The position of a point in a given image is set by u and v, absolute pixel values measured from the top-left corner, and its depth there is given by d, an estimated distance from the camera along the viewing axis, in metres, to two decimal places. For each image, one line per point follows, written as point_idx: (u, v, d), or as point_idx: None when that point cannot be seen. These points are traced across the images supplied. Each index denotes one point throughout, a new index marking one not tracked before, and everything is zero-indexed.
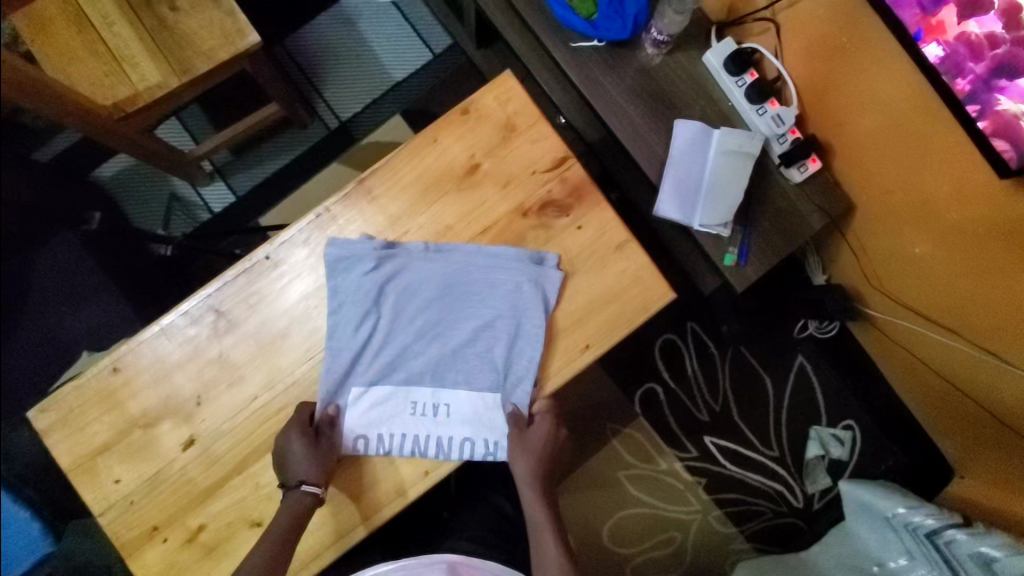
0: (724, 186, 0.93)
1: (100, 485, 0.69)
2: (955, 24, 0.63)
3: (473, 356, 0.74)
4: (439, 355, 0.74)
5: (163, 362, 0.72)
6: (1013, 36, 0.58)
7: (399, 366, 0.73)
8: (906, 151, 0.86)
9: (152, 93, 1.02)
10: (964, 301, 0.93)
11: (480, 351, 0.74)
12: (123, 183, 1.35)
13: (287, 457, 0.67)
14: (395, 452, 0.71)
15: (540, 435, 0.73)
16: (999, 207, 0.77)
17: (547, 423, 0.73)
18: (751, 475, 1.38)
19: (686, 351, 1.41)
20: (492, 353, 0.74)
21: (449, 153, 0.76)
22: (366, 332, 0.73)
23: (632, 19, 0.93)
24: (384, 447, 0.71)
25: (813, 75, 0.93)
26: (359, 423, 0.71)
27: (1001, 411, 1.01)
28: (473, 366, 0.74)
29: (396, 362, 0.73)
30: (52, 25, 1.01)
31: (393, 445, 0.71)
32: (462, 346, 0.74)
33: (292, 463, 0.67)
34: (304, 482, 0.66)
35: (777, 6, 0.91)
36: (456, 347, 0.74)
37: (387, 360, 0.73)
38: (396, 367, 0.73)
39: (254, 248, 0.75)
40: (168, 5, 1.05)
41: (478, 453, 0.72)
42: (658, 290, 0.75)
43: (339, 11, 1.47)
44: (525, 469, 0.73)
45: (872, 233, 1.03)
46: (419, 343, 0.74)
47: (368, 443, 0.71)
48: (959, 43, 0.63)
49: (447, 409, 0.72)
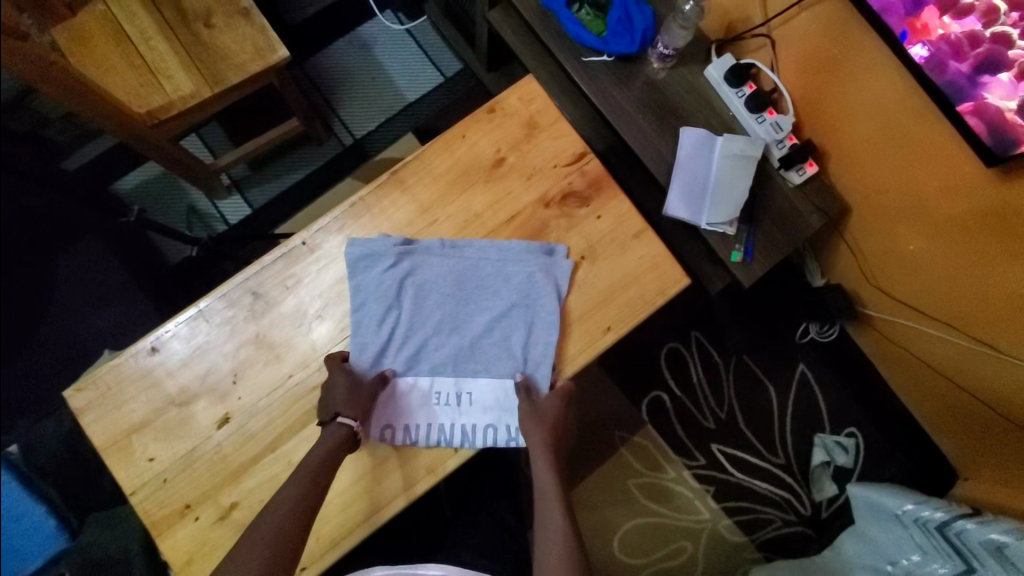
0: (729, 187, 0.99)
1: (135, 463, 0.72)
2: (939, 27, 0.71)
3: (495, 342, 0.77)
4: (460, 346, 0.76)
5: (201, 342, 0.75)
6: (993, 34, 0.66)
7: (422, 357, 0.76)
8: (897, 154, 0.93)
9: (185, 102, 1.08)
10: (960, 297, 0.98)
11: (500, 339, 0.77)
12: (144, 193, 1.39)
13: (330, 393, 0.70)
14: (422, 442, 0.73)
15: (552, 409, 0.74)
16: (988, 199, 0.83)
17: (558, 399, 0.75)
18: (758, 483, 1.38)
19: (691, 359, 1.44)
20: (513, 340, 0.77)
21: (477, 147, 0.82)
22: (389, 325, 0.76)
23: (640, 34, 1.00)
24: (411, 438, 0.73)
25: (808, 86, 1.01)
26: (385, 412, 0.74)
27: (1000, 404, 1.04)
28: (495, 352, 0.77)
29: (419, 354, 0.76)
30: (91, 39, 1.07)
31: (420, 435, 0.73)
32: (481, 336, 0.77)
33: (332, 396, 0.70)
34: (339, 414, 0.69)
35: (772, 23, 0.98)
36: (476, 338, 0.77)
37: (410, 352, 0.76)
38: (418, 358, 0.76)
39: (291, 235, 0.79)
40: (203, 23, 1.11)
41: (501, 439, 0.74)
42: (674, 275, 0.80)
43: (355, 37, 1.55)
44: (538, 438, 0.72)
45: (867, 234, 1.09)
46: (439, 335, 0.77)
47: (395, 433, 0.73)
48: (942, 44, 0.71)
49: (470, 397, 0.75)
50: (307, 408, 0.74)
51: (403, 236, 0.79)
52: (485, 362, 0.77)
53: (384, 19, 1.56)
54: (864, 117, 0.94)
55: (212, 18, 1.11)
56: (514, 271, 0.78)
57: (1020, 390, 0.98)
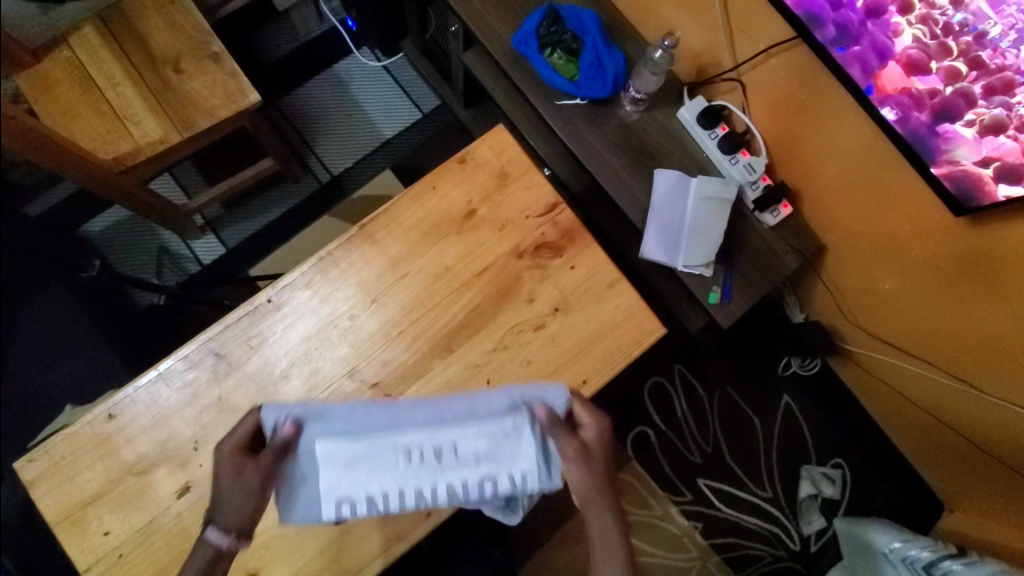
0: (703, 231, 0.99)
1: (88, 537, 0.68)
2: (902, 80, 0.71)
3: (453, 482, 0.63)
4: (410, 471, 0.63)
5: (160, 408, 0.72)
6: (955, 90, 0.67)
7: (357, 473, 0.62)
8: (868, 197, 0.94)
9: (154, 147, 1.06)
10: (939, 335, 0.98)
11: (461, 480, 0.63)
12: (112, 236, 1.36)
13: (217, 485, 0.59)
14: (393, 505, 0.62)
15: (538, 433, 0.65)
16: (959, 242, 0.84)
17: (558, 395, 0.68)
18: (746, 518, 1.36)
19: (675, 394, 1.42)
20: (479, 484, 0.64)
21: (449, 198, 0.81)
22: (338, 425, 0.64)
23: (611, 78, 1.01)
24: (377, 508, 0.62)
25: (779, 128, 1.01)
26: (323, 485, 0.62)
27: (978, 438, 1.04)
28: (449, 485, 0.63)
29: (353, 470, 0.62)
30: (56, 85, 1.05)
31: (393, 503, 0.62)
32: (441, 465, 0.63)
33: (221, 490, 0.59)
34: (210, 527, 0.58)
35: (741, 68, 0.99)
36: (434, 467, 0.63)
37: (345, 460, 0.62)
38: (354, 477, 0.62)
39: (256, 292, 0.77)
40: (173, 68, 1.10)
41: (503, 491, 0.64)
42: (649, 324, 0.79)
43: (332, 74, 1.55)
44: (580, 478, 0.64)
45: (842, 272, 1.09)
46: (392, 455, 0.63)
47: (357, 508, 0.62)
48: (903, 96, 0.72)
49: (451, 450, 0.64)
50: None
51: (370, 292, 0.77)
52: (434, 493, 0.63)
53: (361, 56, 1.56)
54: (833, 160, 0.95)
55: (181, 63, 1.10)
56: (504, 401, 0.66)
57: (997, 425, 0.99)
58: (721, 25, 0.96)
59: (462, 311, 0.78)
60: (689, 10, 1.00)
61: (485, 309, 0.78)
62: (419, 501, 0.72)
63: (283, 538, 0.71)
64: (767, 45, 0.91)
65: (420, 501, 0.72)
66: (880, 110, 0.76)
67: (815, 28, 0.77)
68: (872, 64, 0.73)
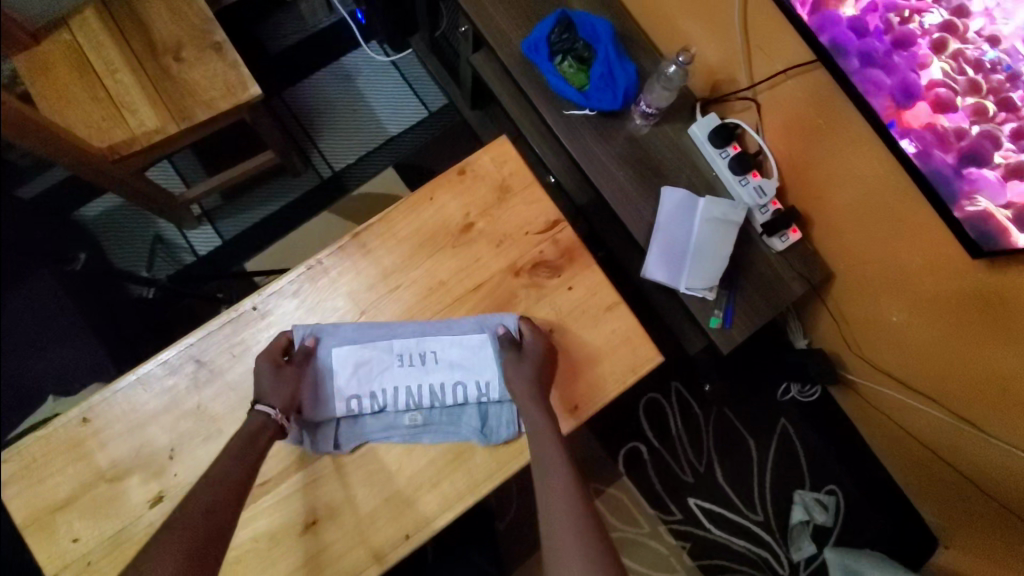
0: (709, 253, 0.96)
1: (56, 543, 0.66)
2: (926, 116, 0.69)
3: (438, 388, 0.73)
4: (402, 375, 0.73)
5: (137, 413, 0.70)
6: (980, 130, 0.63)
7: (359, 373, 0.72)
8: (877, 226, 0.91)
9: (149, 138, 1.03)
10: (942, 372, 0.95)
11: (443, 386, 0.73)
12: (108, 224, 1.34)
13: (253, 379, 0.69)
14: (391, 405, 0.72)
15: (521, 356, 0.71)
16: (973, 283, 0.81)
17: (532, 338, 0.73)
18: (735, 540, 1.31)
19: (670, 411, 1.38)
20: (459, 391, 0.73)
21: (447, 210, 0.79)
22: (343, 332, 0.74)
23: (622, 91, 0.98)
24: (378, 404, 0.72)
25: (793, 150, 0.98)
26: (337, 385, 0.72)
27: (979, 477, 1.01)
28: (435, 392, 0.73)
29: (357, 371, 0.72)
30: (52, 68, 1.03)
31: (388, 398, 0.72)
32: (428, 372, 0.73)
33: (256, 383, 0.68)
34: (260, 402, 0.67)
35: (757, 87, 0.96)
36: (422, 373, 0.73)
37: (350, 363, 0.72)
38: (358, 377, 0.72)
39: (241, 298, 0.75)
40: (173, 56, 1.07)
41: (472, 395, 0.73)
42: (646, 351, 0.77)
43: (339, 67, 1.51)
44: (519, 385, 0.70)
45: (849, 301, 1.06)
46: (387, 359, 0.73)
47: (362, 402, 0.72)
48: (926, 132, 0.69)
49: (433, 355, 0.73)
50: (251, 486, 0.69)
51: (359, 304, 0.76)
52: (422, 396, 0.73)
53: (369, 49, 1.52)
54: (845, 188, 0.92)
55: (182, 51, 1.07)
56: (473, 323, 0.75)
57: (998, 468, 0.95)
58: (738, 42, 0.93)
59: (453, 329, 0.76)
60: (706, 24, 0.97)
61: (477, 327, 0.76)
62: (398, 523, 0.70)
63: (256, 554, 0.68)
64: (784, 67, 0.88)
65: (400, 523, 0.70)
66: (900, 143, 0.73)
67: (842, 54, 0.75)
68: (897, 95, 0.71)
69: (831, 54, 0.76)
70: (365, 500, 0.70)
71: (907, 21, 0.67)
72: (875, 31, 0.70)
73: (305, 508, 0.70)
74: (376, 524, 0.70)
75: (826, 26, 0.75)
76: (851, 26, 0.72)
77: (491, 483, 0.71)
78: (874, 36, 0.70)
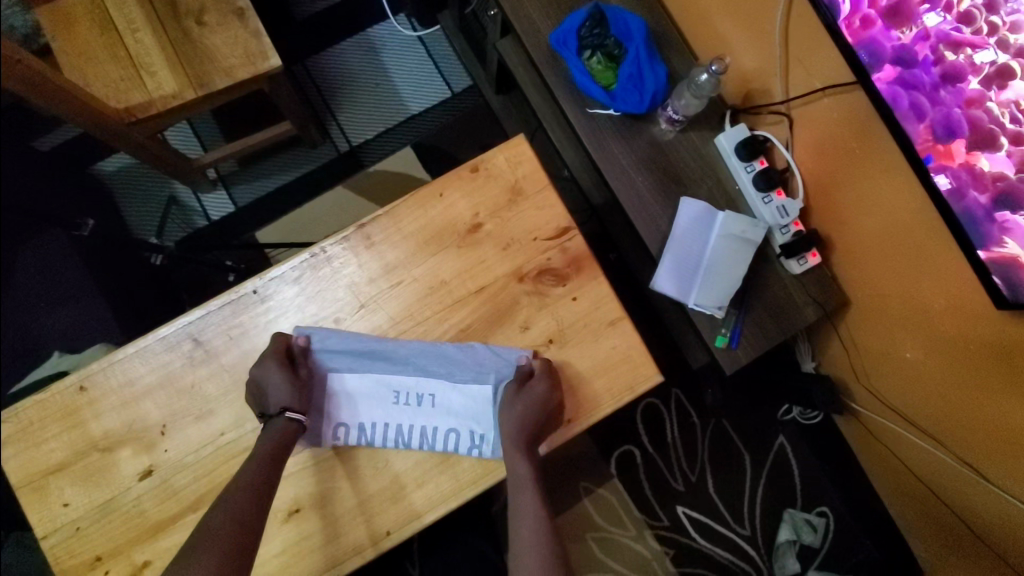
0: (722, 271, 0.94)
1: (48, 506, 0.70)
2: (965, 155, 0.65)
3: (430, 431, 0.73)
4: (395, 412, 0.73)
5: (132, 386, 0.73)
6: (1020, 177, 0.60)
7: (354, 403, 0.74)
8: (900, 260, 0.87)
9: (166, 102, 1.01)
10: (952, 416, 0.92)
11: (436, 431, 0.73)
12: (121, 181, 1.33)
13: (265, 389, 0.70)
14: (378, 442, 0.72)
15: (528, 398, 0.70)
16: (993, 328, 0.78)
17: (541, 384, 0.71)
18: (719, 552, 1.25)
19: (667, 417, 1.31)
20: (452, 438, 0.73)
21: (456, 208, 0.79)
22: (345, 358, 0.75)
23: (650, 95, 0.94)
24: (365, 437, 0.72)
25: (820, 170, 0.94)
26: (331, 409, 0.73)
27: (980, 526, 0.96)
28: (426, 435, 0.72)
29: (350, 400, 0.74)
30: (75, 23, 1.01)
31: (377, 435, 0.72)
32: (422, 413, 0.73)
33: (272, 392, 0.69)
34: (289, 408, 0.69)
35: (791, 102, 0.92)
36: (416, 413, 0.73)
37: (349, 390, 0.74)
38: (352, 407, 0.73)
39: (243, 280, 0.77)
40: (195, 19, 1.04)
41: (463, 445, 0.73)
42: (646, 370, 0.76)
43: (364, 38, 1.45)
44: (510, 424, 0.71)
45: (862, 329, 1.03)
46: (384, 395, 0.74)
47: (349, 432, 0.72)
48: (964, 172, 0.66)
49: (431, 399, 0.73)
50: (235, 469, 0.72)
51: (358, 297, 0.77)
52: (411, 437, 0.72)
53: (397, 23, 1.46)
54: (871, 217, 0.89)
55: (204, 15, 1.04)
56: (480, 371, 0.75)
57: (994, 515, 0.92)
58: (776, 52, 0.89)
59: (452, 329, 0.76)
60: (746, 29, 0.92)
61: (476, 329, 0.76)
62: (381, 519, 0.71)
63: None
64: (822, 85, 0.84)
65: (382, 519, 0.71)
66: (935, 181, 0.70)
67: (888, 82, 0.71)
68: (937, 132, 0.68)
69: (875, 82, 0.73)
70: (350, 494, 0.72)
71: (958, 56, 0.63)
72: (924, 63, 0.67)
73: (290, 495, 0.72)
74: (359, 519, 0.71)
75: (874, 51, 0.72)
76: (901, 55, 0.69)
77: (477, 487, 0.72)
78: (923, 68, 0.67)
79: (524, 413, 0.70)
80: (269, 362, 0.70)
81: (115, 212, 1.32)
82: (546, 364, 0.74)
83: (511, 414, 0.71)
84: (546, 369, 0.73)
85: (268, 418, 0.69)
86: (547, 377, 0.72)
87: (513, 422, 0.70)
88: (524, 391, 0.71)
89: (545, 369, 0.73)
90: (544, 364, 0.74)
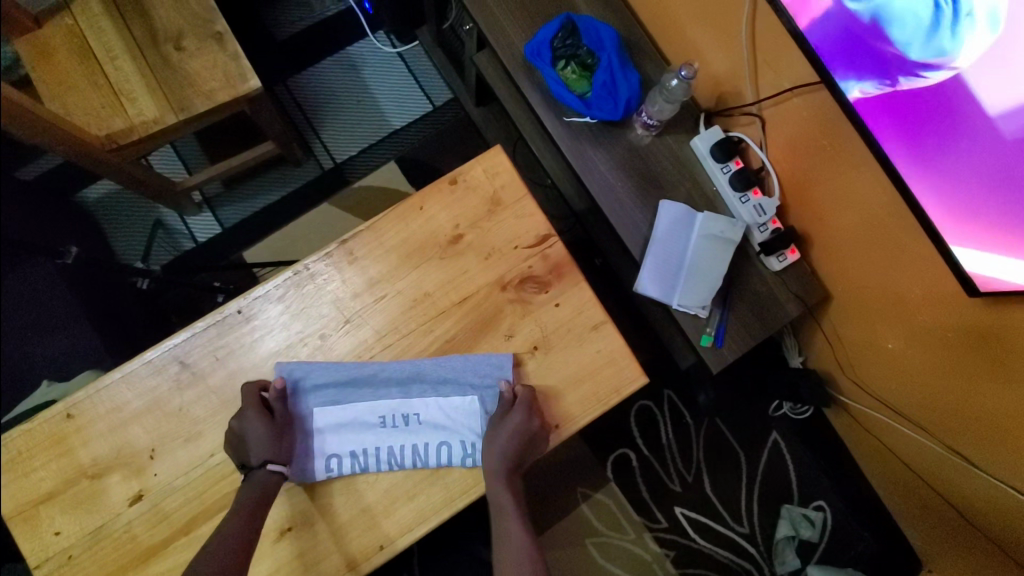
0: (703, 271, 0.95)
1: (40, 535, 0.70)
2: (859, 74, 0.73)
3: (423, 447, 0.73)
4: (385, 435, 0.73)
5: (120, 411, 0.73)
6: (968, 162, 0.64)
7: (342, 432, 0.74)
8: (879, 255, 0.89)
9: (147, 127, 1.01)
10: (935, 402, 0.93)
11: (428, 445, 0.73)
12: (107, 207, 1.33)
13: (246, 441, 0.69)
14: (372, 468, 0.72)
15: (507, 429, 0.71)
16: (967, 314, 0.79)
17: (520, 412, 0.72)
18: (719, 550, 1.26)
19: (661, 419, 1.32)
20: (443, 451, 0.73)
21: (436, 221, 0.80)
22: (327, 391, 0.75)
23: (623, 102, 0.96)
24: (360, 464, 0.72)
25: (795, 168, 0.96)
26: (319, 444, 0.73)
27: (969, 510, 0.97)
28: (418, 452, 0.73)
29: (338, 431, 0.74)
30: (55, 53, 1.02)
31: (370, 462, 0.72)
32: (410, 433, 0.74)
33: (252, 445, 0.69)
34: (270, 461, 0.69)
35: (762, 103, 0.94)
36: (406, 434, 0.74)
37: (332, 423, 0.74)
38: (342, 438, 0.73)
39: (226, 301, 0.77)
40: (174, 45, 1.05)
41: (455, 456, 0.73)
42: (631, 373, 0.77)
43: (343, 56, 1.47)
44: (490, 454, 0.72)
45: (846, 324, 1.04)
46: (370, 422, 0.74)
47: (342, 462, 0.72)
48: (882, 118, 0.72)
49: (417, 417, 0.74)
50: (225, 491, 0.72)
51: (343, 313, 0.77)
52: (403, 457, 0.72)
53: (376, 40, 1.48)
54: (847, 214, 0.90)
55: (184, 40, 1.05)
56: (467, 381, 0.76)
57: (985, 499, 0.92)
58: (744, 55, 0.91)
59: (437, 341, 0.77)
60: (713, 35, 0.94)
61: (461, 340, 0.77)
62: (373, 533, 0.71)
63: None
64: (791, 85, 0.87)
65: (375, 533, 0.71)
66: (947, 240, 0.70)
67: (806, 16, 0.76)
68: (901, 141, 0.71)
69: (843, 90, 0.76)
70: (342, 509, 0.72)
71: None
72: None
73: (283, 514, 0.72)
74: (352, 532, 0.71)
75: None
76: None
77: (467, 497, 0.73)
78: None
79: (504, 445, 0.71)
80: (247, 415, 0.70)
81: (100, 239, 1.32)
82: (529, 393, 0.74)
83: (492, 446, 0.72)
84: (526, 400, 0.73)
85: (249, 469, 0.69)
86: (526, 409, 0.72)
87: (495, 452, 0.71)
88: (503, 425, 0.71)
89: (524, 398, 0.73)
90: (523, 395, 0.73)
